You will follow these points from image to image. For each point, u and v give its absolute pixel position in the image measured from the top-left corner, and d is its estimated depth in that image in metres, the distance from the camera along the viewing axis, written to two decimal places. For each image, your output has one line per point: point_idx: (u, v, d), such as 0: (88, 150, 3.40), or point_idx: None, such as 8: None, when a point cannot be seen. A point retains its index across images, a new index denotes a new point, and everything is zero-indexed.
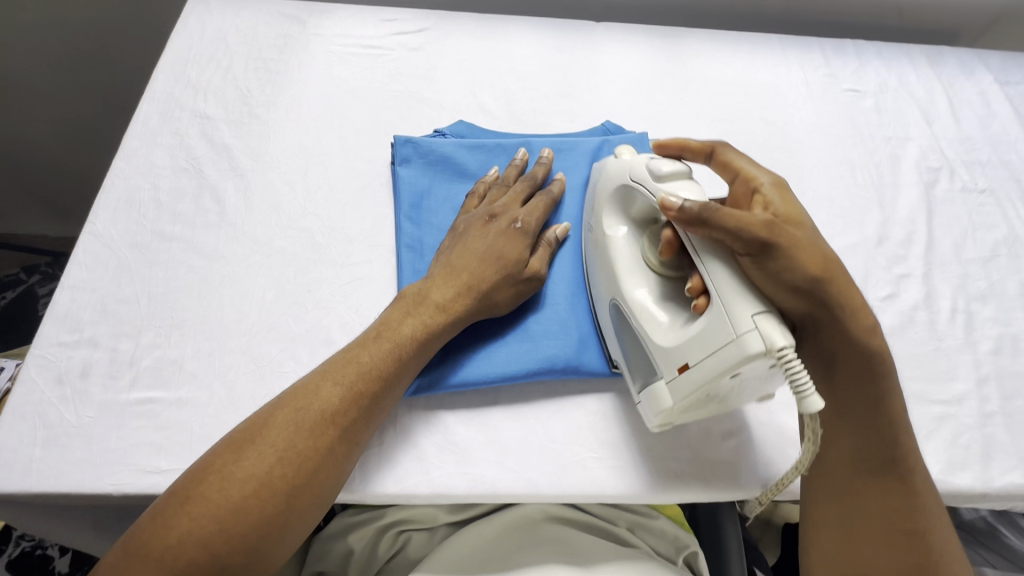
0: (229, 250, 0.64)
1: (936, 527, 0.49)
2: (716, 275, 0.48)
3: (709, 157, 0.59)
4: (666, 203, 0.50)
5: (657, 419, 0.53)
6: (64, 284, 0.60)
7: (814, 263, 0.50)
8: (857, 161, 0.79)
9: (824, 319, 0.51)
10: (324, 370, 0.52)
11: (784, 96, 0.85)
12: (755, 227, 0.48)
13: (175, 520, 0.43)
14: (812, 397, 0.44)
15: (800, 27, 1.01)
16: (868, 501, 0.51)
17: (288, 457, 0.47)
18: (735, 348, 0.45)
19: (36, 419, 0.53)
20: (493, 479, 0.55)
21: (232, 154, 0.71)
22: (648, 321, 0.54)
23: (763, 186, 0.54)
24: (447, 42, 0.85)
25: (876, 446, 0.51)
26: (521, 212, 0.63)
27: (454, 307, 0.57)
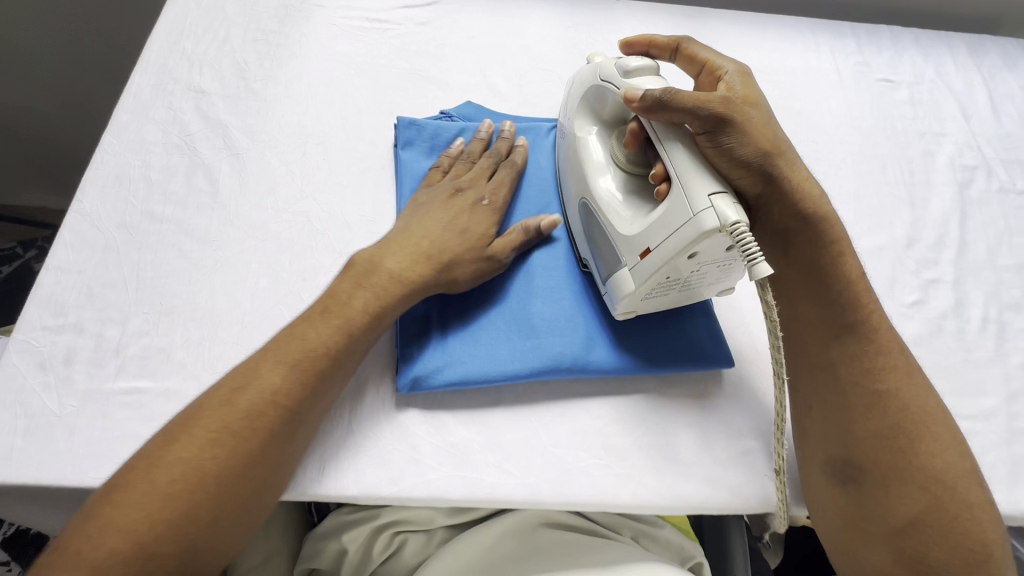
0: (222, 234, 0.61)
1: (902, 386, 0.53)
2: (677, 155, 0.50)
3: (674, 53, 0.63)
4: (628, 94, 0.53)
5: (624, 305, 0.55)
6: (49, 265, 0.57)
7: (767, 141, 0.53)
8: (888, 157, 0.75)
9: (776, 201, 0.54)
10: (265, 349, 0.50)
11: (813, 85, 0.80)
12: (712, 105, 0.51)
13: (97, 513, 0.41)
14: (761, 264, 0.45)
15: (833, 12, 0.95)
16: (836, 369, 0.54)
17: (219, 437, 0.45)
18: (692, 226, 0.47)
19: (18, 407, 0.51)
20: (492, 484, 0.52)
21: (228, 131, 0.67)
22: (614, 212, 0.55)
23: (726, 73, 0.59)
24: (458, 17, 0.80)
25: (834, 313, 0.55)
26: (488, 189, 0.62)
27: (416, 279, 0.55)
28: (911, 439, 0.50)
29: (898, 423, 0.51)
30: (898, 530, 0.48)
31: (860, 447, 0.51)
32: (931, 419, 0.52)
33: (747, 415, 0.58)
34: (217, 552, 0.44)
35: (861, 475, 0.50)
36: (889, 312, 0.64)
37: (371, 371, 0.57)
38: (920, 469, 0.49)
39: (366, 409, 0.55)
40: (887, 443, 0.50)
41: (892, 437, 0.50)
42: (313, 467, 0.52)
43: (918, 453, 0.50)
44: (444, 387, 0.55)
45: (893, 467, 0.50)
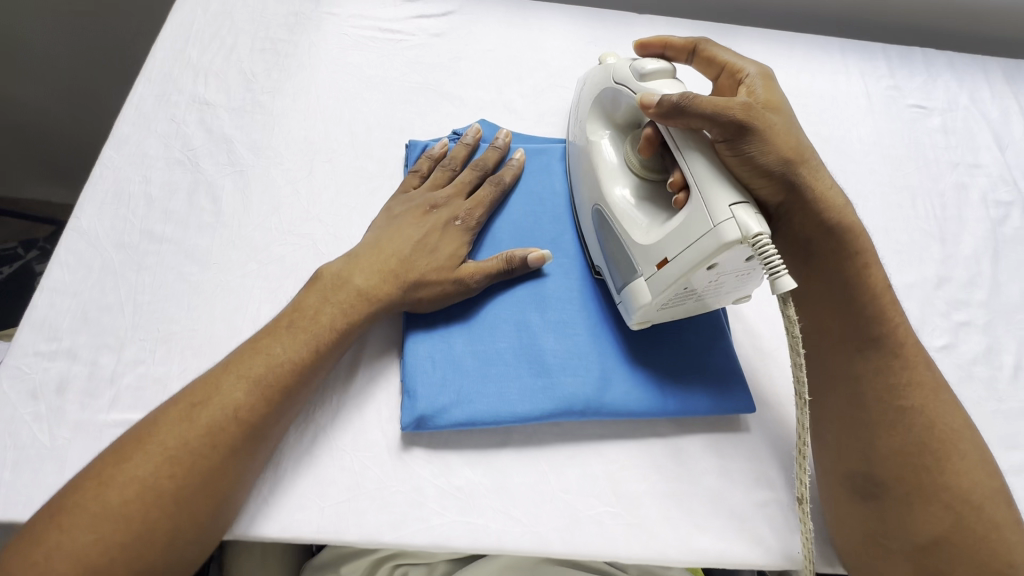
0: (223, 257, 0.59)
1: (929, 402, 0.49)
2: (696, 163, 0.49)
3: (691, 54, 0.61)
4: (645, 100, 0.51)
5: (638, 316, 0.53)
6: (44, 286, 0.55)
7: (789, 148, 0.50)
8: (918, 189, 0.72)
9: (796, 211, 0.52)
10: (226, 364, 0.48)
11: (841, 110, 0.77)
12: (731, 112, 0.49)
13: (42, 539, 0.39)
14: (784, 278, 0.42)
15: (863, 31, 0.92)
16: (860, 384, 0.50)
17: (177, 456, 0.43)
18: (711, 237, 0.45)
19: (7, 438, 0.49)
20: (498, 532, 0.50)
21: (233, 146, 0.65)
22: (628, 221, 0.53)
23: (747, 75, 0.55)
24: (474, 29, 0.77)
25: (858, 322, 0.51)
26: (465, 206, 0.60)
27: (380, 297, 0.54)
28: (937, 457, 0.47)
29: (923, 440, 0.47)
30: (918, 550, 0.45)
31: (881, 462, 0.48)
32: (958, 435, 0.48)
33: (766, 464, 0.56)
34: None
35: (881, 493, 0.47)
36: None
37: (374, 408, 0.54)
38: (945, 488, 0.46)
39: (367, 447, 0.52)
40: (909, 461, 0.47)
41: (914, 455, 0.47)
42: (312, 510, 0.49)
43: (942, 472, 0.46)
44: (450, 426, 0.52)
45: (916, 486, 0.46)
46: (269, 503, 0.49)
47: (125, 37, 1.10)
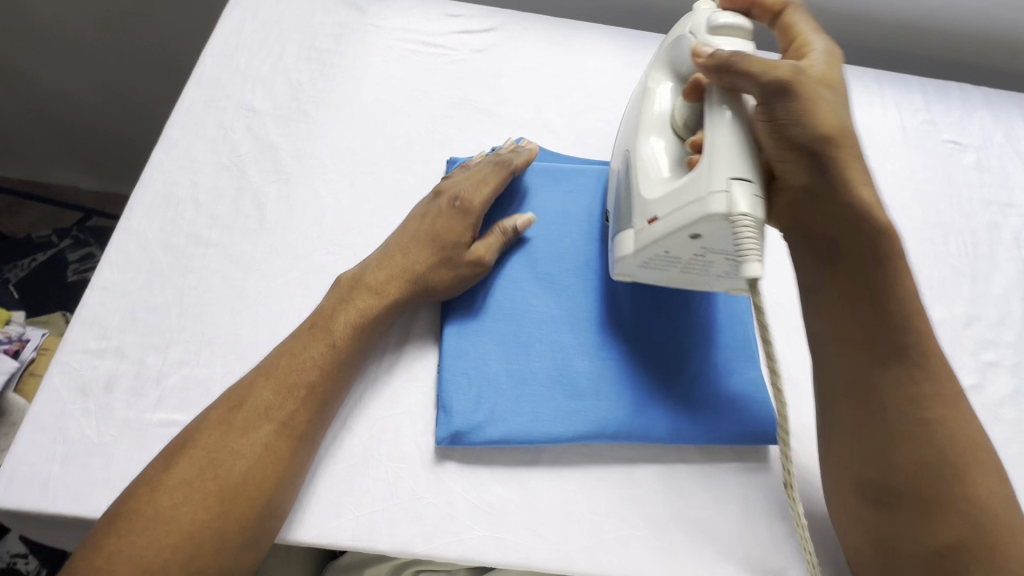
0: (267, 263, 0.60)
1: (950, 415, 0.48)
2: (717, 125, 0.49)
3: (775, 18, 0.59)
4: (699, 49, 0.52)
5: (620, 267, 0.55)
6: (95, 284, 0.57)
7: (827, 129, 0.49)
8: (950, 225, 0.72)
9: (824, 198, 0.51)
10: (260, 372, 0.51)
11: (875, 142, 0.77)
12: (776, 77, 0.48)
13: (103, 544, 0.43)
14: (751, 264, 0.45)
15: (898, 62, 0.92)
16: (884, 396, 0.49)
17: (217, 459, 0.47)
18: (699, 205, 0.46)
19: (57, 433, 0.51)
20: (526, 549, 0.51)
21: (278, 154, 0.66)
22: (642, 173, 0.54)
23: (812, 50, 0.54)
24: (515, 47, 0.78)
25: (883, 332, 0.49)
26: (465, 188, 0.62)
27: (389, 290, 0.56)
28: (956, 471, 0.46)
29: (943, 453, 0.46)
30: (931, 560, 0.45)
31: (899, 475, 0.47)
32: (977, 447, 0.47)
33: (792, 494, 0.56)
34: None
35: (895, 503, 0.47)
36: None
37: (408, 422, 0.55)
38: (965, 498, 0.45)
39: (402, 458, 0.53)
40: (926, 473, 0.46)
41: (934, 468, 0.46)
42: (348, 518, 0.50)
43: (962, 484, 0.46)
44: (483, 443, 0.53)
45: (932, 498, 0.45)
46: (307, 513, 0.50)
47: (173, 52, 1.16)
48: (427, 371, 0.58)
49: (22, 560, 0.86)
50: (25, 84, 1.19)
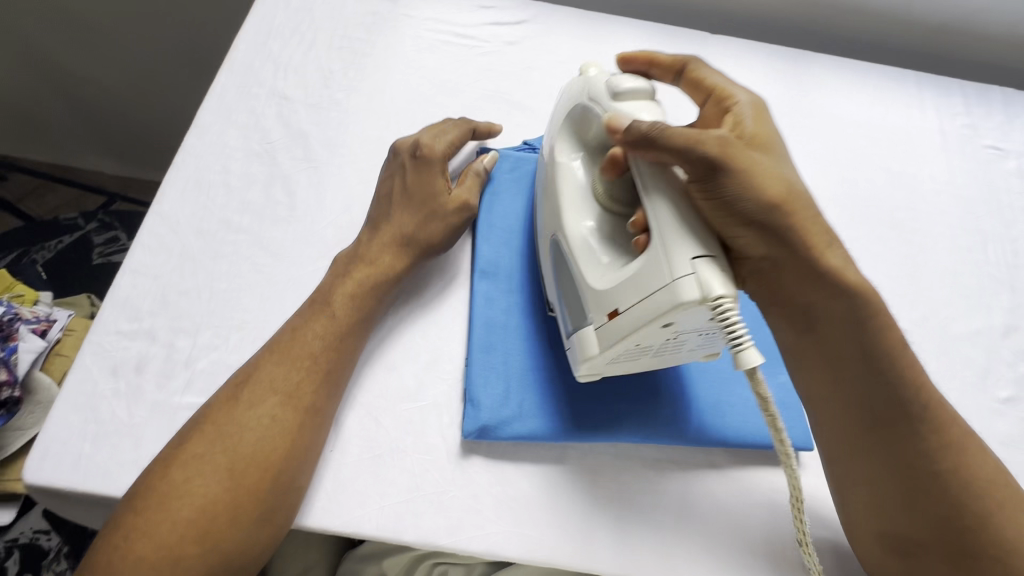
0: (297, 251, 0.60)
1: (962, 461, 0.46)
2: (661, 207, 0.46)
3: (679, 75, 0.57)
4: (615, 123, 0.50)
5: (586, 367, 0.51)
6: (127, 266, 0.57)
7: (775, 191, 0.47)
8: (989, 233, 0.70)
9: (785, 270, 0.48)
10: (267, 349, 0.51)
11: (913, 146, 0.76)
12: (705, 150, 0.46)
13: (123, 521, 0.43)
14: (749, 351, 0.41)
15: (937, 65, 0.90)
16: (894, 457, 0.47)
17: (226, 431, 0.47)
18: (668, 294, 0.43)
19: (88, 412, 0.51)
20: (551, 546, 0.50)
21: (308, 142, 0.66)
22: (588, 263, 0.51)
23: (737, 104, 0.52)
24: (547, 40, 0.77)
25: (877, 393, 0.47)
26: (426, 136, 0.61)
27: (382, 260, 0.56)
28: (979, 517, 0.45)
29: (961, 504, 0.45)
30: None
31: (916, 527, 0.46)
32: (995, 487, 0.46)
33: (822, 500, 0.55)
34: (248, 556, 0.45)
35: (919, 553, 0.46)
36: (979, 406, 0.60)
37: (434, 415, 0.55)
38: (990, 545, 0.44)
39: (427, 451, 0.53)
40: (948, 525, 0.45)
41: (954, 519, 0.45)
42: (372, 508, 0.50)
43: (986, 529, 0.45)
44: (511, 438, 0.53)
45: (958, 548, 0.45)
46: (331, 501, 0.50)
47: (199, 41, 1.16)
48: (453, 362, 0.57)
49: (44, 536, 0.87)
50: (53, 65, 1.20)
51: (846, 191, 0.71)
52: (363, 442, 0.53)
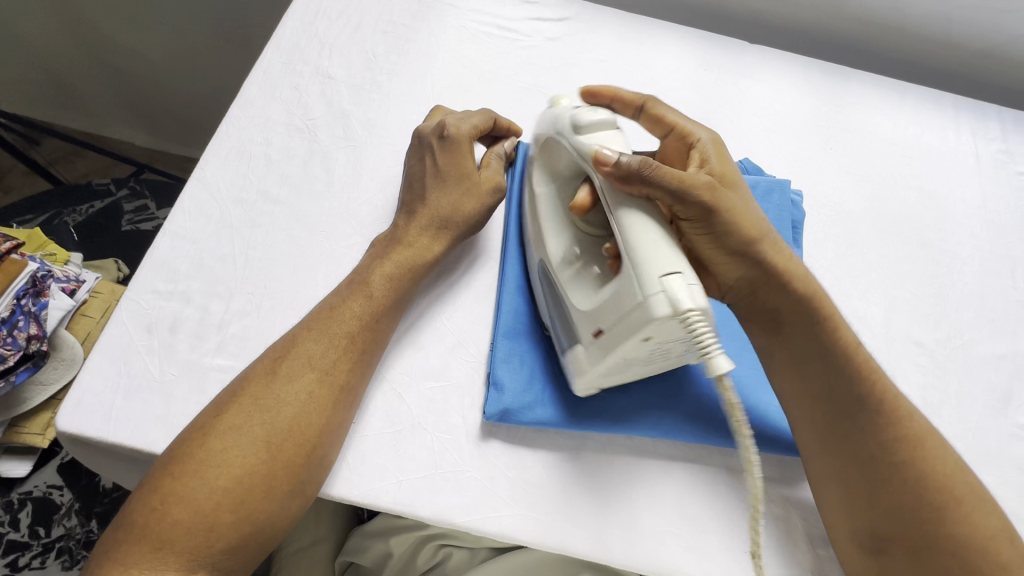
0: (331, 225, 0.61)
1: (918, 449, 0.47)
2: (637, 228, 0.45)
3: (638, 111, 0.58)
4: (599, 157, 0.48)
5: (581, 384, 0.53)
6: (167, 229, 0.59)
7: (751, 231, 0.50)
8: (1019, 259, 0.70)
9: (761, 295, 0.52)
10: (304, 326, 0.52)
11: (946, 167, 0.75)
12: (696, 191, 0.47)
13: (160, 485, 0.44)
14: (718, 357, 0.42)
15: (974, 88, 0.90)
16: (849, 446, 0.49)
17: (264, 404, 0.48)
18: (641, 312, 0.43)
19: (122, 366, 0.52)
20: (565, 533, 0.51)
21: (349, 121, 0.67)
22: (572, 285, 0.52)
23: (699, 142, 0.54)
24: (587, 38, 0.78)
25: (835, 389, 0.50)
26: (451, 118, 0.61)
27: (419, 242, 0.57)
28: (937, 509, 0.46)
29: (920, 495, 0.46)
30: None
31: (883, 520, 0.47)
32: (956, 483, 0.47)
33: None
34: (278, 525, 0.46)
35: (887, 548, 0.47)
36: (998, 429, 0.60)
37: (457, 395, 0.55)
38: (950, 537, 0.45)
39: (448, 430, 0.54)
40: (907, 513, 0.46)
41: (913, 509, 0.46)
42: (390, 481, 0.51)
43: (947, 524, 0.45)
44: (534, 425, 0.54)
45: (922, 542, 0.45)
46: (352, 472, 0.51)
47: (245, 21, 1.19)
48: (478, 346, 0.58)
49: (57, 492, 0.89)
50: (92, 33, 1.22)
51: (877, 208, 0.71)
52: (385, 416, 0.53)
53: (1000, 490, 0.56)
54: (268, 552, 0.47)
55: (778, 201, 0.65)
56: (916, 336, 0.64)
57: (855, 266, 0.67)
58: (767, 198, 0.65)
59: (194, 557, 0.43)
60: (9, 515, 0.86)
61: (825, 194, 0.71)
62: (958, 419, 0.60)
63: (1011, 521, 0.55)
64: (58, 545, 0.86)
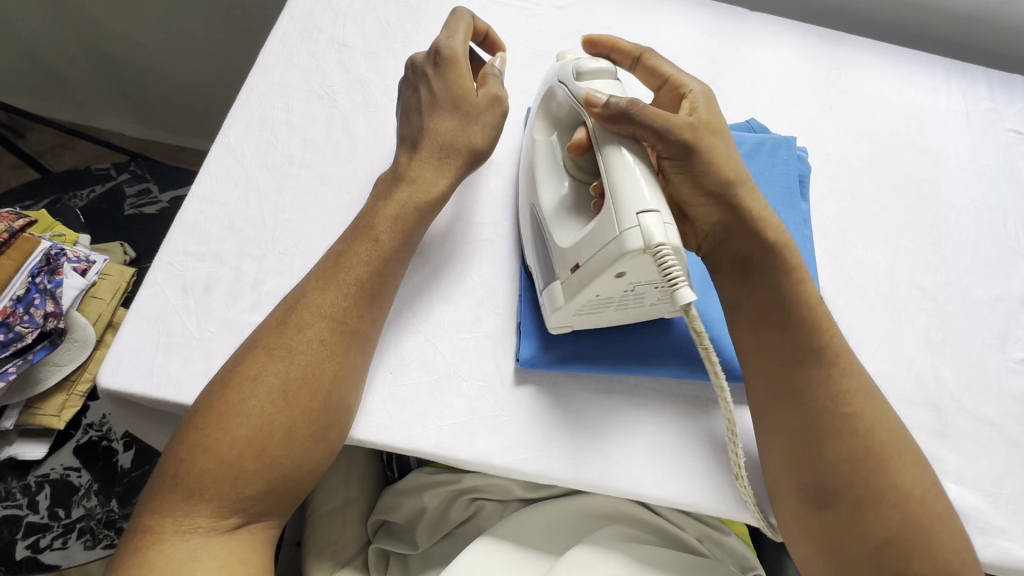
0: (355, 187, 0.62)
1: (864, 404, 0.49)
2: (619, 166, 0.48)
3: (635, 61, 0.61)
4: (591, 99, 0.51)
5: (554, 320, 0.54)
6: (195, 194, 0.59)
7: (729, 171, 0.52)
8: (1010, 210, 0.74)
9: (736, 239, 0.53)
10: (313, 278, 0.53)
11: (939, 125, 0.79)
12: (677, 130, 0.50)
13: (189, 438, 0.46)
14: (682, 289, 0.45)
15: (962, 53, 0.93)
16: (805, 403, 0.49)
17: (276, 353, 0.49)
18: (617, 245, 0.46)
19: (159, 325, 0.53)
20: (597, 471, 0.53)
21: (367, 88, 0.68)
22: (557, 224, 0.54)
23: (691, 92, 0.57)
24: (595, 6, 0.80)
25: (787, 343, 0.51)
26: (440, 41, 0.59)
27: (423, 177, 0.57)
28: (882, 460, 0.48)
29: (865, 451, 0.48)
30: (877, 558, 0.45)
31: (833, 474, 0.47)
32: (897, 441, 0.49)
33: None
34: (307, 469, 0.48)
35: (836, 503, 0.47)
36: (997, 364, 0.64)
37: (489, 344, 0.57)
38: (891, 489, 0.47)
39: (482, 377, 0.56)
40: (847, 463, 0.47)
41: (860, 463, 0.47)
42: (430, 427, 0.53)
43: (886, 478, 0.47)
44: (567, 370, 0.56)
45: (864, 493, 0.47)
46: (394, 420, 0.53)
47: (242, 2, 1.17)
48: (508, 298, 0.60)
49: (75, 473, 0.88)
50: (82, 18, 1.19)
51: (877, 164, 0.74)
52: (420, 364, 0.55)
53: (1001, 419, 0.60)
54: (304, 496, 0.50)
55: (784, 156, 0.68)
56: (918, 281, 0.67)
57: (858, 218, 0.70)
58: (777, 153, 0.68)
59: (225, 503, 0.45)
60: (27, 498, 0.86)
61: (828, 152, 0.74)
62: (961, 356, 0.63)
63: (1010, 446, 0.59)
64: (79, 526, 0.86)
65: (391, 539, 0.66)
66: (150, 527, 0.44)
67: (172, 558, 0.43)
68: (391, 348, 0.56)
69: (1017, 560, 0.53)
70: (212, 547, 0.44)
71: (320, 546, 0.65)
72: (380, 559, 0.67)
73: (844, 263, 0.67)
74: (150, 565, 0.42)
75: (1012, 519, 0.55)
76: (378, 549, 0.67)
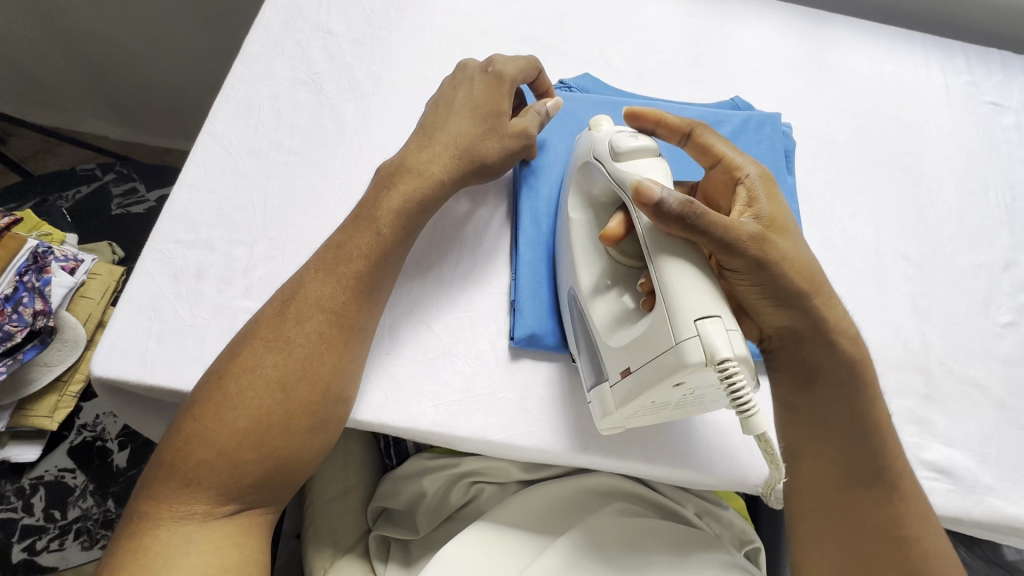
0: (345, 172, 0.62)
1: (924, 527, 0.48)
2: (671, 268, 0.43)
3: (685, 137, 0.53)
4: (639, 194, 0.43)
5: (605, 424, 0.49)
6: (183, 182, 0.59)
7: (803, 276, 0.47)
8: (990, 179, 0.75)
9: (804, 349, 0.49)
10: (311, 267, 0.52)
11: (920, 99, 0.80)
12: (742, 238, 0.44)
13: (187, 428, 0.46)
14: (755, 416, 0.40)
15: (940, 29, 0.95)
16: (861, 513, 0.48)
17: (274, 345, 0.49)
18: (673, 356, 0.41)
19: (151, 312, 0.53)
20: (593, 446, 0.53)
21: (354, 74, 0.68)
22: (603, 320, 0.49)
23: (747, 176, 0.50)
24: None
25: (860, 455, 0.49)
26: (500, 58, 0.61)
27: (431, 170, 0.56)
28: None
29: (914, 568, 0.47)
30: None
31: None
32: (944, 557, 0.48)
33: None
34: (305, 458, 0.48)
35: None
36: (982, 329, 0.65)
37: (483, 323, 0.57)
38: None
39: (477, 356, 0.56)
40: (876, 536, 0.48)
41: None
42: (428, 406, 0.53)
43: None
44: (559, 348, 0.57)
45: None
46: (390, 401, 0.53)
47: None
48: (501, 281, 0.60)
49: (70, 475, 0.88)
50: (62, 20, 1.18)
51: (860, 139, 0.75)
52: (415, 346, 0.55)
53: (987, 381, 0.62)
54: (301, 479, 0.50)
55: (770, 133, 0.69)
56: (904, 251, 0.68)
57: (843, 190, 0.71)
58: (762, 130, 0.69)
59: (222, 490, 0.45)
60: (22, 501, 0.85)
61: (813, 128, 0.75)
62: (947, 322, 0.64)
63: (997, 407, 0.60)
64: (75, 526, 0.86)
65: (391, 525, 0.66)
66: (146, 513, 0.44)
67: (166, 543, 0.43)
68: (388, 333, 0.56)
69: (1006, 517, 0.55)
70: (207, 531, 0.44)
71: (320, 535, 0.65)
72: (381, 547, 0.66)
73: (831, 235, 0.68)
74: (145, 550, 0.42)
75: (1001, 477, 0.57)
76: (379, 536, 0.66)
